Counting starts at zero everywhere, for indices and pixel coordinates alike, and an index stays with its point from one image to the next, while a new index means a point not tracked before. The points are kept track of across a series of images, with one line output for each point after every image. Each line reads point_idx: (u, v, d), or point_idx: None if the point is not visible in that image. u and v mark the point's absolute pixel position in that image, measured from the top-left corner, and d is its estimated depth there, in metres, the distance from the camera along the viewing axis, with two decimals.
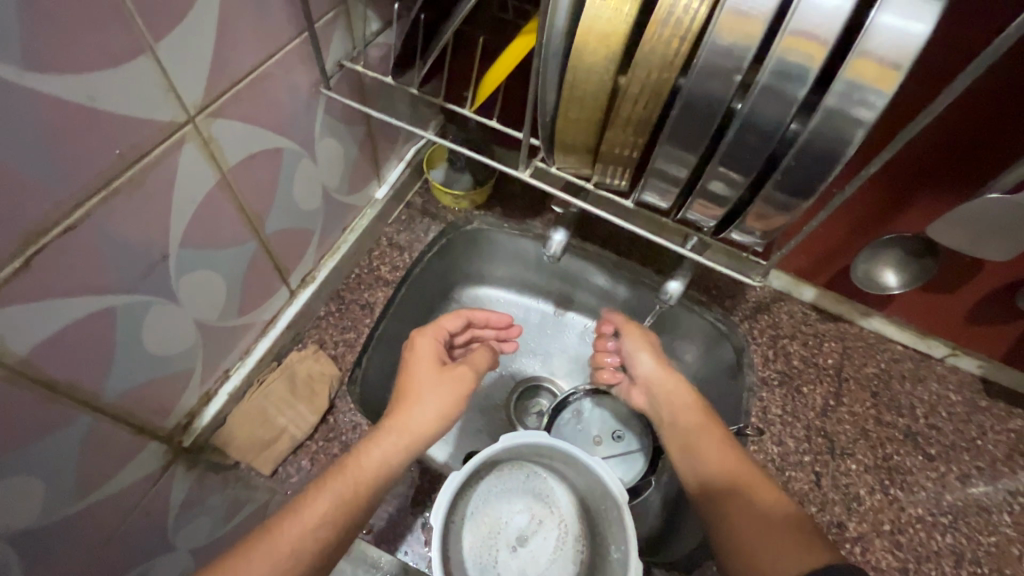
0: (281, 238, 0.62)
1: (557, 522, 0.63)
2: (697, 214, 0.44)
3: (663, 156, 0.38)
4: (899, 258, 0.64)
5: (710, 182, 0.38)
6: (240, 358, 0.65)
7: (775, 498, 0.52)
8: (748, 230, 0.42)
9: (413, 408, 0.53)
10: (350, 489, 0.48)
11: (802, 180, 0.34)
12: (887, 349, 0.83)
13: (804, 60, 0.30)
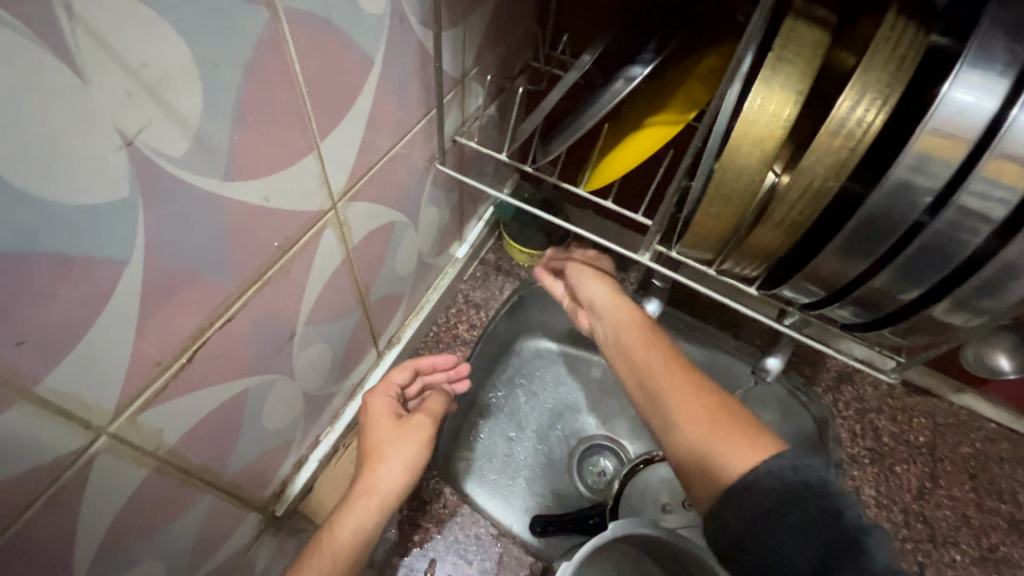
0: (381, 305, 0.63)
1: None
2: (842, 311, 0.42)
3: (825, 259, 0.37)
4: (1014, 344, 0.60)
5: (873, 289, 0.38)
6: (331, 421, 0.64)
7: (708, 416, 0.43)
8: (901, 330, 0.41)
9: (376, 474, 0.55)
10: (330, 565, 0.50)
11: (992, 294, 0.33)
12: (981, 428, 0.79)
13: (1010, 184, 0.30)
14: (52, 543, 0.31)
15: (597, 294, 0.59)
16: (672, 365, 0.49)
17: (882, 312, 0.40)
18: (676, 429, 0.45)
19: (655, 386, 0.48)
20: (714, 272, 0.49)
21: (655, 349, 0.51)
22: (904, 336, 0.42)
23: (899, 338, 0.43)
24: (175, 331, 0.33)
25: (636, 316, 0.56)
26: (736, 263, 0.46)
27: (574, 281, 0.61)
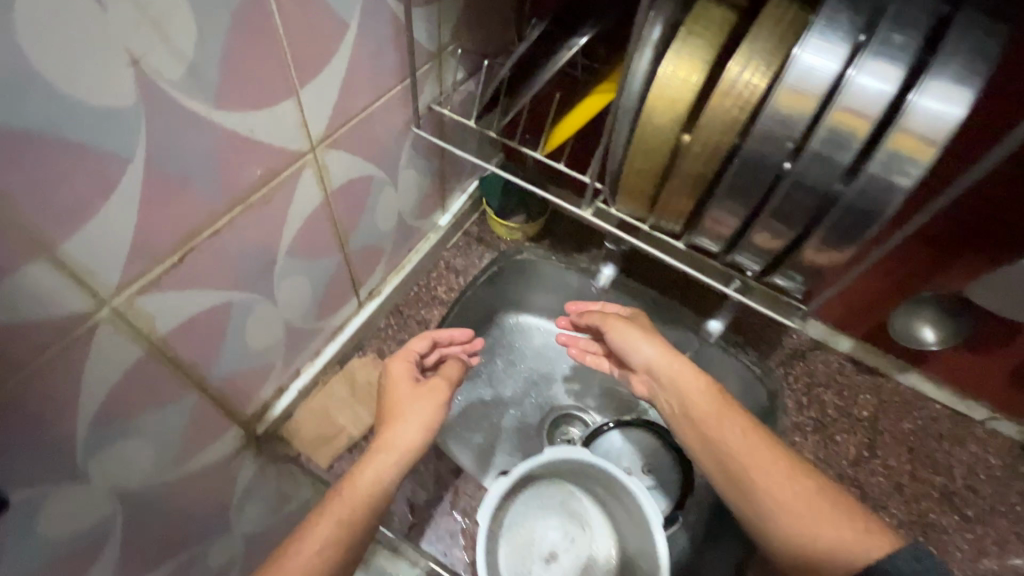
0: (361, 254, 0.70)
1: (587, 540, 0.67)
2: (745, 258, 0.48)
3: (718, 204, 0.44)
4: (936, 314, 0.66)
5: (759, 232, 0.44)
6: (311, 357, 0.72)
7: (791, 493, 0.51)
8: (793, 271, 0.46)
9: (393, 429, 0.58)
10: (347, 515, 0.53)
11: (846, 231, 0.39)
12: (924, 407, 0.83)
13: (850, 133, 0.36)
14: (61, 392, 0.38)
15: (651, 357, 0.63)
16: (750, 439, 0.55)
17: (773, 256, 0.46)
18: (766, 506, 0.52)
19: (732, 447, 0.55)
20: (646, 227, 0.56)
21: (727, 421, 0.57)
22: (798, 281, 0.48)
23: (795, 283, 0.49)
24: (169, 230, 0.40)
25: (701, 379, 0.60)
26: (661, 218, 0.52)
27: (623, 340, 0.64)
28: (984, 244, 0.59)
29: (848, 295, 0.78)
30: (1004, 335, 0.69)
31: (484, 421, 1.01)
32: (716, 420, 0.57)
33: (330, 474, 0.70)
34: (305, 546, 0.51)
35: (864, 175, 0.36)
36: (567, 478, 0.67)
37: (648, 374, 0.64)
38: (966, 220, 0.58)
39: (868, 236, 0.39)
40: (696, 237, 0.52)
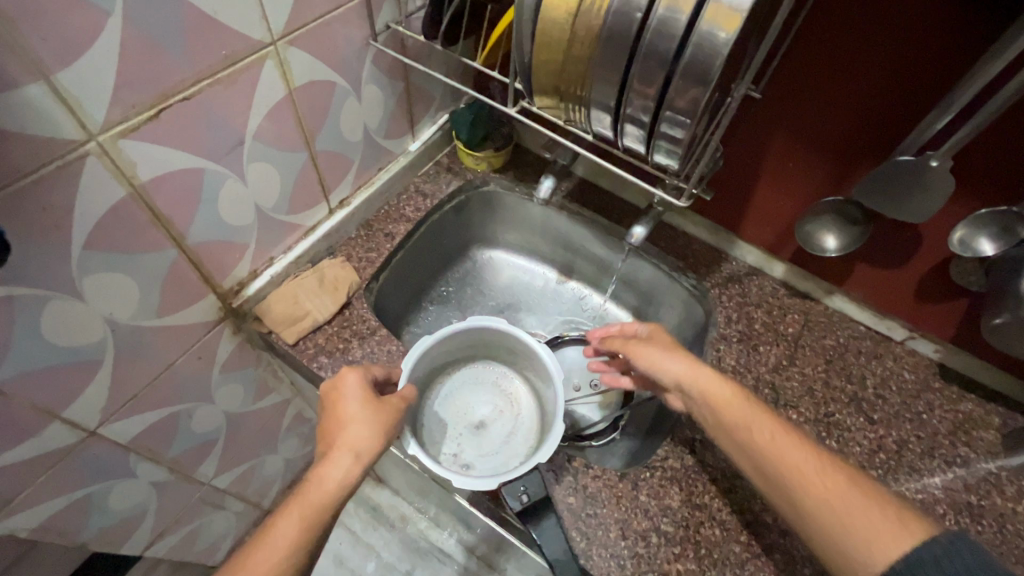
0: (326, 159, 0.80)
1: (515, 414, 0.86)
2: (630, 137, 0.58)
3: (598, 83, 0.54)
4: (838, 223, 0.73)
5: (631, 103, 0.53)
6: (285, 250, 0.82)
7: (833, 486, 0.56)
8: (666, 143, 0.55)
9: (349, 435, 0.62)
10: (315, 502, 0.58)
11: (689, 93, 0.49)
12: (848, 328, 0.89)
13: (679, 10, 0.46)
14: (56, 207, 0.49)
15: (679, 370, 0.68)
16: (777, 439, 0.60)
17: (646, 129, 0.55)
18: (795, 491, 0.57)
19: (765, 450, 0.59)
20: (561, 122, 0.64)
21: (762, 417, 0.62)
22: (674, 155, 0.57)
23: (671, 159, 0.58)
24: (145, 85, 0.50)
25: (723, 383, 0.66)
26: (567, 109, 0.60)
27: (653, 359, 0.70)
28: (872, 150, 0.68)
29: (771, 217, 0.86)
30: (910, 247, 0.75)
31: None
32: (756, 422, 0.62)
33: (296, 349, 0.81)
34: (278, 533, 0.55)
35: (693, 40, 0.46)
36: (497, 363, 0.90)
37: (677, 388, 0.68)
38: (854, 127, 0.68)
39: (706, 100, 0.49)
40: (595, 124, 0.60)
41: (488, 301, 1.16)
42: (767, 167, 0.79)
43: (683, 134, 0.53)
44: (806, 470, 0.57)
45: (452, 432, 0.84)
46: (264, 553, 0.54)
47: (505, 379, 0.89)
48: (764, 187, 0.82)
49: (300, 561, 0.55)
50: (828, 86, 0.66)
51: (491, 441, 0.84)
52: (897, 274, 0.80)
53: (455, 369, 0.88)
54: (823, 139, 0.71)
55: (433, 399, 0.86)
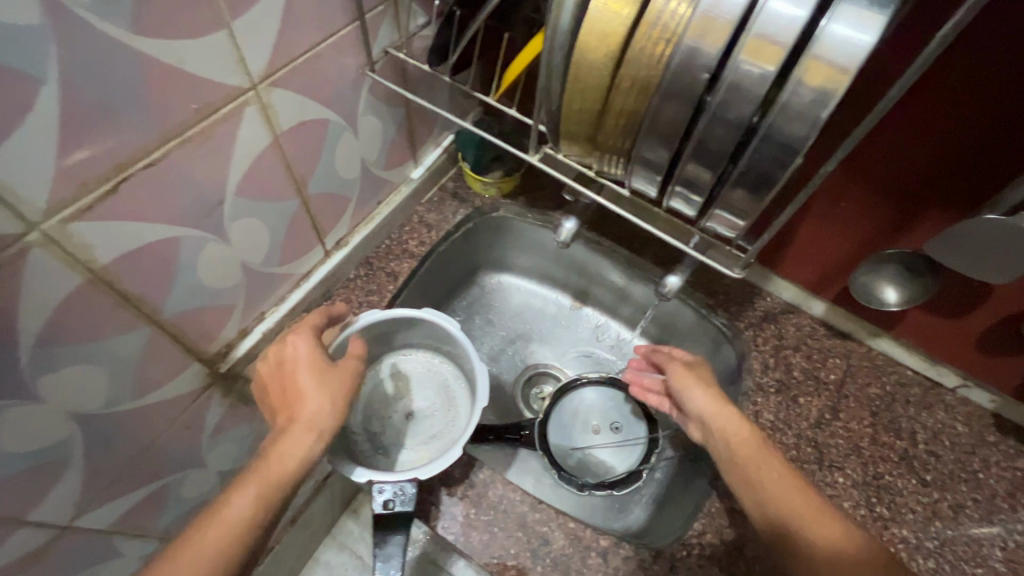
0: (320, 201, 0.71)
1: (448, 418, 0.72)
2: (679, 201, 0.49)
3: (644, 142, 0.45)
4: (898, 274, 0.67)
5: (687, 169, 0.45)
6: (277, 302, 0.74)
7: (838, 536, 0.53)
8: (724, 211, 0.47)
9: (301, 408, 0.56)
10: (270, 483, 0.52)
11: (766, 164, 0.40)
12: (894, 372, 0.82)
13: (762, 64, 0.37)
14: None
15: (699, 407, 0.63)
16: (785, 480, 0.57)
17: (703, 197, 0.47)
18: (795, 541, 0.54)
19: (774, 492, 0.56)
20: (592, 172, 0.56)
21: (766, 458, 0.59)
22: (732, 224, 0.49)
23: (726, 227, 0.49)
24: (99, 157, 0.42)
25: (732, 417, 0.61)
26: (603, 163, 0.52)
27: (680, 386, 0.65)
28: (942, 202, 0.60)
29: (815, 256, 0.78)
30: (976, 299, 0.67)
31: None
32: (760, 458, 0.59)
33: None
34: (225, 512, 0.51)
35: (778, 104, 0.37)
36: (446, 356, 0.74)
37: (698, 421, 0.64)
38: (922, 177, 0.60)
39: (786, 174, 0.41)
40: (635, 182, 0.51)
41: (498, 331, 1.08)
42: (818, 207, 0.71)
43: (747, 204, 0.45)
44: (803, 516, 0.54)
45: (363, 413, 0.71)
46: (213, 532, 0.50)
47: (451, 377, 0.74)
48: (812, 227, 0.74)
49: (256, 539, 0.51)
50: (905, 130, 0.57)
51: (409, 437, 0.71)
52: (957, 324, 0.72)
53: (406, 347, 0.75)
54: (889, 184, 0.63)
55: (371, 372, 0.74)
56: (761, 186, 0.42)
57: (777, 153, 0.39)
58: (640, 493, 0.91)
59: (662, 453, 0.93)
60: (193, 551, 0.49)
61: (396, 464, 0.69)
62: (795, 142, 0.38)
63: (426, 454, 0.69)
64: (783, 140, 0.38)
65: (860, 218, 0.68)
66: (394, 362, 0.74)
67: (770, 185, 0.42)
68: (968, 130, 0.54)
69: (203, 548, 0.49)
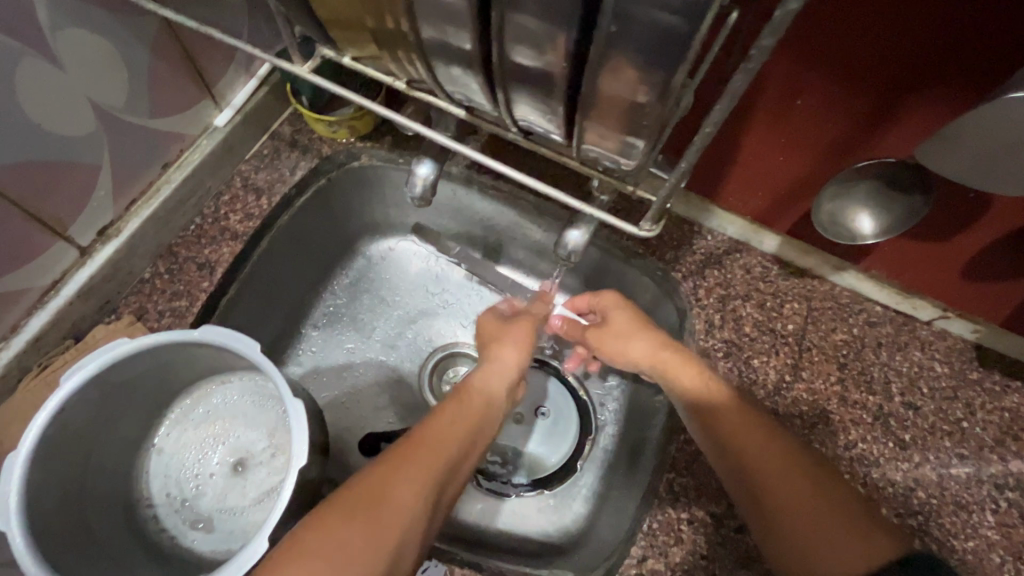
0: (29, 175, 0.47)
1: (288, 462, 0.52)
2: (527, 112, 0.29)
3: (428, 6, 0.24)
4: (874, 190, 0.50)
5: (512, 54, 0.24)
6: (7, 334, 0.52)
7: (777, 477, 0.45)
8: (605, 124, 0.26)
9: (495, 354, 0.58)
10: (474, 407, 0.51)
11: (653, 23, 0.20)
12: (862, 311, 0.67)
13: None
14: None
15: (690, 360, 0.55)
16: (746, 424, 0.48)
17: (562, 105, 0.26)
18: (758, 493, 0.45)
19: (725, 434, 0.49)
20: (403, 86, 0.34)
21: (719, 395, 0.51)
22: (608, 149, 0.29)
23: (615, 154, 0.29)
24: None
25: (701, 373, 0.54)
26: (403, 67, 0.30)
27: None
28: (934, 86, 0.42)
29: (765, 180, 0.59)
30: (969, 216, 0.51)
31: (348, 373, 0.82)
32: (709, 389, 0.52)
33: None
34: (436, 433, 0.47)
35: None
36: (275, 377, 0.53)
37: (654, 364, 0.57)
38: (907, 51, 0.40)
39: (698, 37, 0.20)
40: (450, 87, 0.31)
41: (393, 311, 0.85)
42: (763, 110, 0.51)
43: (641, 109, 0.24)
44: (768, 471, 0.45)
45: (169, 473, 0.51)
46: (425, 450, 0.45)
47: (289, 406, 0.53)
48: (757, 138, 0.54)
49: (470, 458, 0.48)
50: None
51: (237, 496, 0.51)
52: (943, 248, 0.56)
53: (220, 374, 0.53)
54: (858, 66, 0.43)
55: (173, 416, 0.53)
56: (652, 66, 0.21)
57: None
58: (577, 487, 0.72)
59: (599, 437, 0.74)
60: (410, 464, 0.43)
61: (218, 540, 0.50)
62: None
63: (258, 520, 0.50)
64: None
65: (821, 119, 0.49)
66: (210, 394, 0.53)
67: (670, 63, 0.21)
68: None
69: (428, 461, 0.44)
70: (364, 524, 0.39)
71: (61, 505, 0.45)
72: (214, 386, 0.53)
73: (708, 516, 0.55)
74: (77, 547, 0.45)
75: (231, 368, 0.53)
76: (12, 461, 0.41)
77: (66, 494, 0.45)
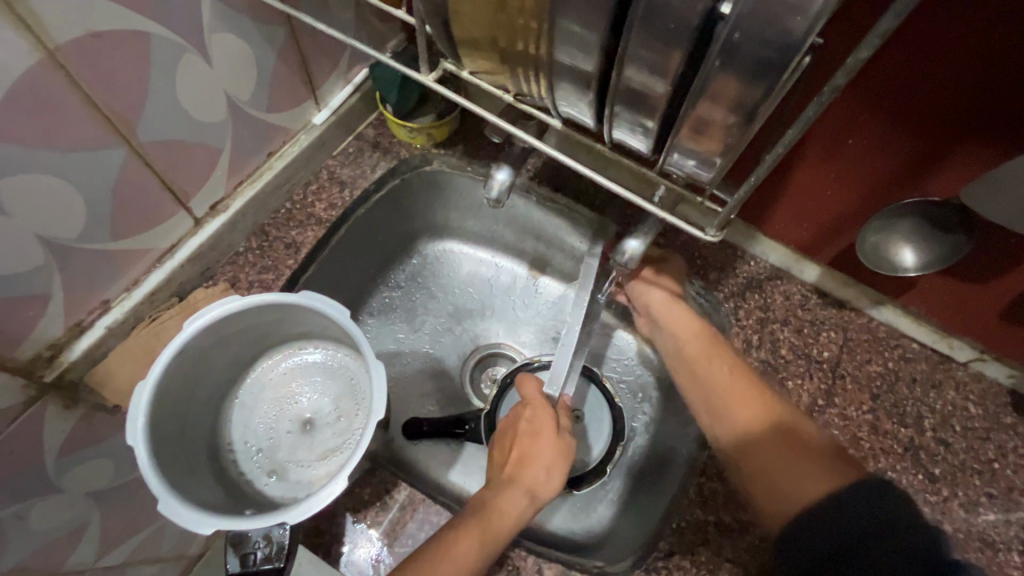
0: (172, 152, 0.56)
1: (353, 427, 0.57)
2: (624, 126, 0.34)
3: (567, 34, 0.29)
4: (915, 231, 0.54)
5: (626, 77, 0.30)
6: (128, 287, 0.59)
7: (752, 418, 0.54)
8: (691, 138, 0.32)
9: (528, 474, 0.56)
10: (493, 533, 0.52)
11: (755, 60, 0.25)
12: (898, 346, 0.69)
13: None
14: None
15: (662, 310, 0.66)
16: (736, 376, 0.57)
17: (659, 120, 0.32)
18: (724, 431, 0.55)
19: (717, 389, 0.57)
20: (510, 98, 0.40)
21: (718, 361, 0.59)
22: (693, 160, 0.34)
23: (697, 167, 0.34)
24: None
25: (695, 324, 0.63)
26: (519, 84, 0.37)
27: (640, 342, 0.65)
28: (978, 136, 0.46)
29: (812, 212, 0.63)
30: (1009, 260, 0.54)
31: (396, 361, 0.87)
32: (703, 358, 0.60)
33: None
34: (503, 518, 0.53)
35: None
36: (352, 349, 0.58)
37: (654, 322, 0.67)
38: (953, 102, 0.45)
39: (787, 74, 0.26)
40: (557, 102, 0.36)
41: (442, 307, 0.91)
42: (818, 144, 0.55)
43: (728, 128, 0.30)
44: (738, 412, 0.55)
45: (248, 425, 0.57)
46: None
47: (359, 376, 0.58)
48: (807, 174, 0.59)
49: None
50: (952, 21, 0.40)
51: (304, 451, 0.57)
52: (980, 291, 0.59)
53: (302, 340, 0.59)
54: (906, 115, 0.48)
55: (255, 373, 0.59)
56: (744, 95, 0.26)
57: (775, 35, 0.24)
58: (605, 490, 0.75)
59: (629, 445, 0.78)
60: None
61: (289, 489, 0.55)
62: (806, 11, 0.23)
63: (323, 474, 0.55)
64: (784, 16, 0.23)
65: (870, 160, 0.53)
66: (285, 358, 0.59)
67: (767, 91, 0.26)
68: (1017, 35, 0.39)
69: None
70: None
71: (167, 436, 0.50)
72: (296, 352, 0.59)
73: (734, 522, 0.58)
74: (186, 478, 0.50)
75: (310, 335, 0.59)
76: (140, 388, 0.47)
77: (170, 428, 0.51)
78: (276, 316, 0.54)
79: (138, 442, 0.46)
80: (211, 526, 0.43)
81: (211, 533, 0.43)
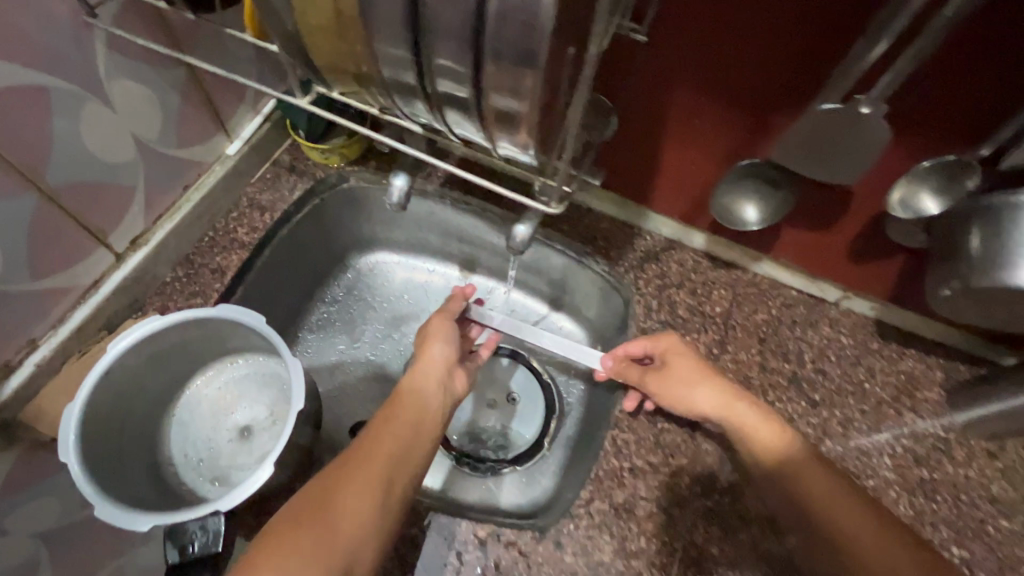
0: (84, 193, 0.59)
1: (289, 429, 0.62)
2: (459, 123, 0.41)
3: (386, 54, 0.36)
4: (756, 189, 0.63)
5: (441, 83, 0.37)
6: (54, 326, 0.62)
7: (829, 496, 0.53)
8: (507, 128, 0.39)
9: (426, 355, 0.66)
10: (410, 410, 0.58)
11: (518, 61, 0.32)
12: (780, 295, 0.78)
13: None
14: None
15: (706, 401, 0.63)
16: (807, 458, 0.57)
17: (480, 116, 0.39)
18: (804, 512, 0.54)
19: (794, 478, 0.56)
20: (375, 112, 0.47)
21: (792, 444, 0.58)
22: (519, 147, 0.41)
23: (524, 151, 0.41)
24: None
25: (745, 410, 0.61)
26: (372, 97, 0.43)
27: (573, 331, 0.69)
28: (778, 106, 0.55)
29: (682, 185, 0.72)
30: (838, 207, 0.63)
31: (339, 372, 0.91)
32: (769, 440, 0.59)
33: None
34: (377, 441, 0.54)
35: None
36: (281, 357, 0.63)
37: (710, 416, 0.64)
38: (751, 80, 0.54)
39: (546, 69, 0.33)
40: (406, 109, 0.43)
41: (379, 315, 0.96)
42: (666, 126, 0.64)
43: (527, 116, 0.37)
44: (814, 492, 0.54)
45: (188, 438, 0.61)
46: (364, 460, 0.52)
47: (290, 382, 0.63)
48: (666, 151, 0.68)
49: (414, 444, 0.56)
50: (729, 15, 0.50)
51: (244, 456, 0.61)
52: (827, 236, 0.69)
53: (234, 354, 0.63)
54: (722, 93, 0.57)
55: (191, 390, 0.63)
56: (527, 87, 0.34)
57: (525, 40, 0.31)
58: (545, 461, 0.82)
59: (565, 418, 0.84)
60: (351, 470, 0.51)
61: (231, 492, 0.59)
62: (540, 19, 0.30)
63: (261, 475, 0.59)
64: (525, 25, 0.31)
65: (709, 133, 0.62)
66: (219, 373, 0.63)
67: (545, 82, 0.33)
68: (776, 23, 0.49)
69: (368, 469, 0.51)
70: (315, 529, 0.46)
71: (102, 453, 0.53)
72: (229, 366, 0.63)
73: (647, 465, 0.65)
74: (124, 490, 0.53)
75: (240, 349, 0.63)
76: (70, 408, 0.50)
77: (104, 445, 0.54)
78: (202, 332, 0.58)
79: (72, 456, 0.49)
80: (146, 523, 0.47)
81: (146, 528, 0.46)
